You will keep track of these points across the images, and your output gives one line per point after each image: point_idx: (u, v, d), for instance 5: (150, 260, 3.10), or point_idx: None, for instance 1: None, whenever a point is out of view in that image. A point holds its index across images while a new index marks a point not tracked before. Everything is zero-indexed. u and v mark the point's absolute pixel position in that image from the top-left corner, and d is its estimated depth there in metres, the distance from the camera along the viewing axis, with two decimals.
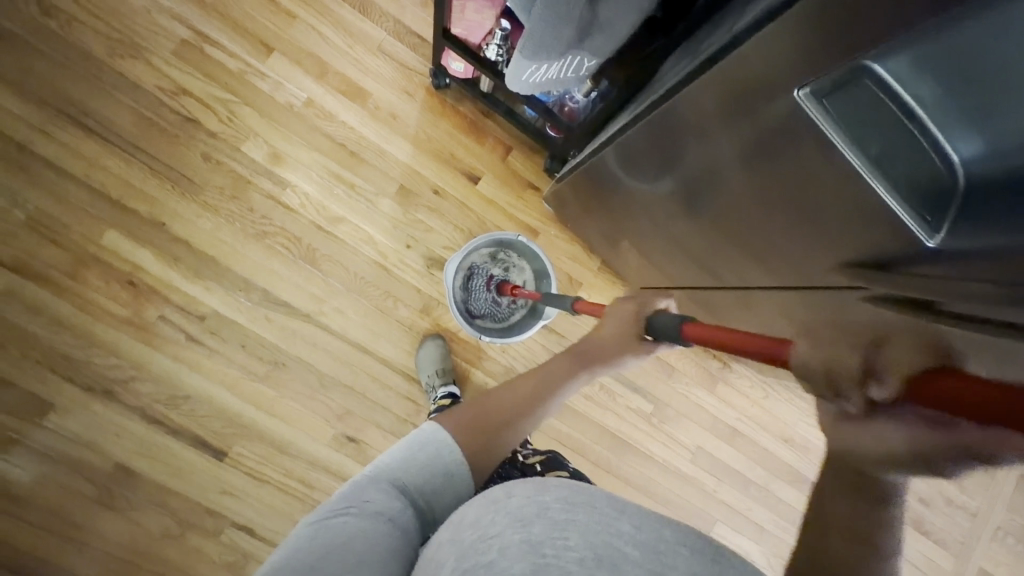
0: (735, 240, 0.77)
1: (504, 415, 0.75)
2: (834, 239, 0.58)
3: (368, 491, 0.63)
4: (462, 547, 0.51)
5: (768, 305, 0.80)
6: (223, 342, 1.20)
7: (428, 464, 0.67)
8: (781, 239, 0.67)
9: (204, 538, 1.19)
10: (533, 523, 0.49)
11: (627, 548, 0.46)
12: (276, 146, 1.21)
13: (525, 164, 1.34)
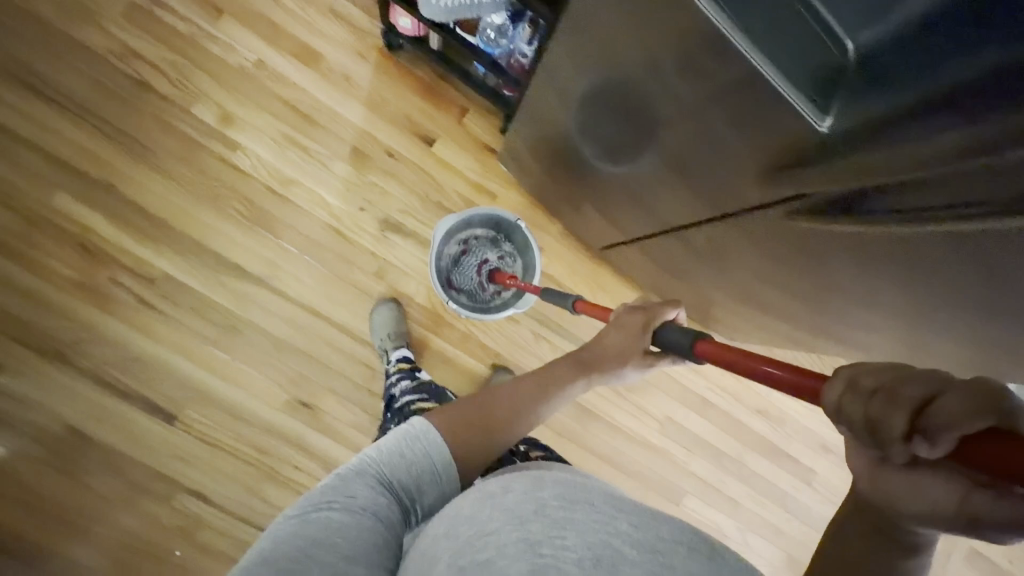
0: (680, 165, 0.80)
1: (506, 411, 0.72)
2: (768, 142, 0.62)
3: (355, 486, 0.60)
4: (456, 542, 0.51)
5: (735, 234, 0.82)
6: (173, 306, 1.18)
7: (419, 460, 0.64)
8: (719, 152, 0.71)
9: (157, 503, 1.19)
10: (530, 520, 0.49)
11: (626, 549, 0.46)
12: (228, 108, 1.21)
13: (482, 126, 1.33)
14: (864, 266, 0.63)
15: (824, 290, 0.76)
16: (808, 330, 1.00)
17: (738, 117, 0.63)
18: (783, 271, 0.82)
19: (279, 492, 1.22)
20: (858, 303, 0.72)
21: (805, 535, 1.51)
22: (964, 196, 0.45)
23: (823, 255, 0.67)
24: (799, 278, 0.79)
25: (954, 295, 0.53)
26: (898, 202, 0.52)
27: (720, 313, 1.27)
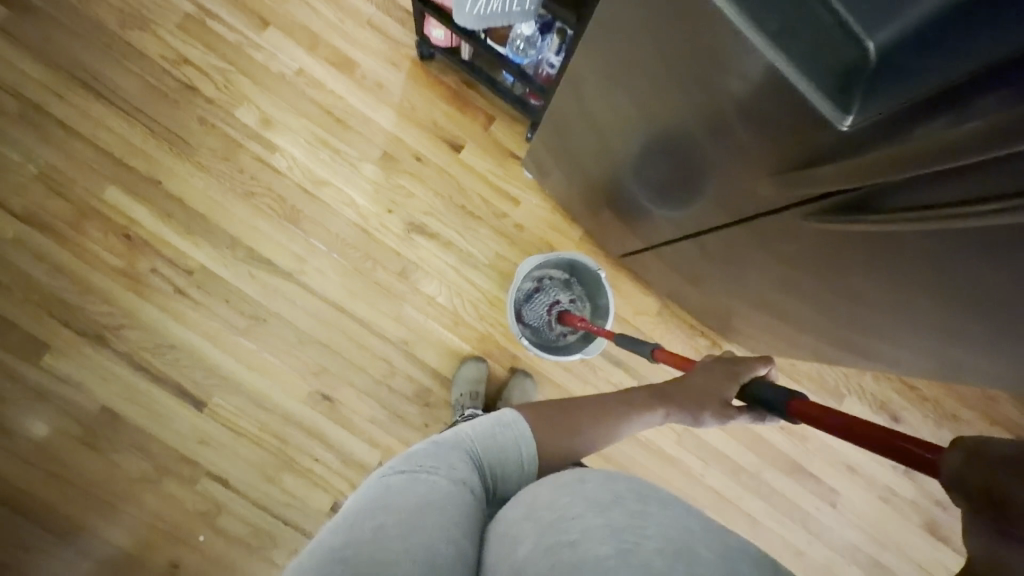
0: (700, 167, 0.82)
1: (590, 423, 0.69)
2: (784, 144, 0.63)
3: (448, 458, 0.59)
4: (538, 525, 0.49)
5: (753, 230, 0.84)
6: (208, 296, 1.25)
7: (507, 446, 0.62)
8: (737, 154, 0.72)
9: (179, 485, 1.23)
10: (611, 509, 0.48)
11: (702, 549, 0.44)
12: (267, 111, 1.28)
13: (507, 133, 1.36)
14: (880, 265, 0.64)
15: (852, 292, 0.76)
16: (827, 338, 0.99)
17: (755, 120, 0.65)
18: (802, 275, 0.83)
19: (296, 481, 1.25)
20: (887, 308, 0.71)
21: (824, 557, 1.46)
22: (993, 187, 0.44)
23: (852, 254, 0.67)
24: (820, 280, 0.80)
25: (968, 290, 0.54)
26: (925, 195, 0.51)
27: (740, 322, 1.26)
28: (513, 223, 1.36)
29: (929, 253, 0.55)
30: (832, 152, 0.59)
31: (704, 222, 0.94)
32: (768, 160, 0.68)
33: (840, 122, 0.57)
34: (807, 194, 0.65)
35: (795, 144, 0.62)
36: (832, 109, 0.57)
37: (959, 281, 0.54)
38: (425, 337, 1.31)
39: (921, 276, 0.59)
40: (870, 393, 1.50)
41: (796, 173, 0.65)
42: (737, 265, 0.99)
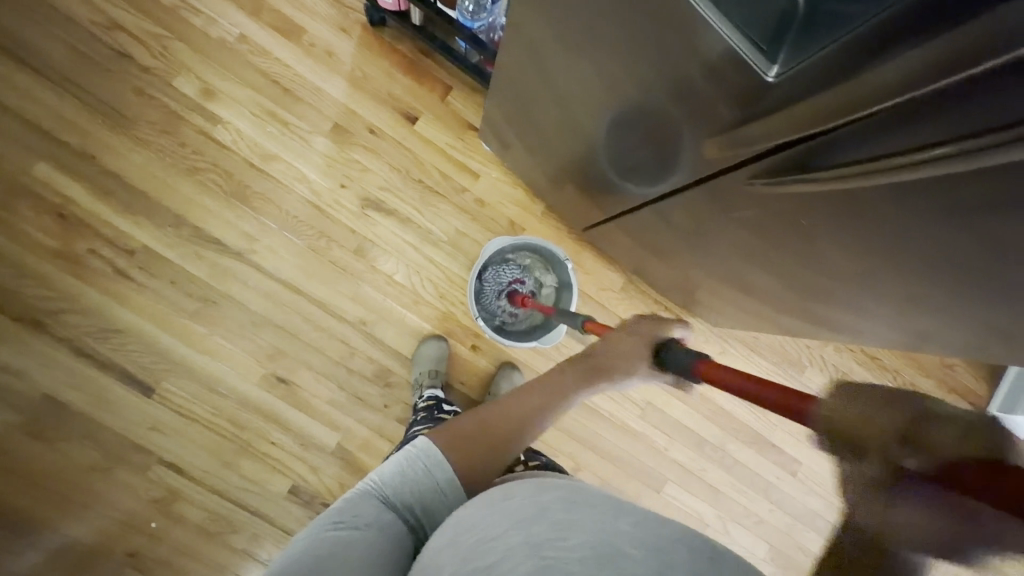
0: (655, 128, 0.80)
1: (506, 426, 0.67)
2: (728, 98, 0.61)
3: (361, 506, 0.59)
4: (460, 552, 0.48)
5: (722, 194, 0.79)
6: (153, 278, 1.20)
7: (421, 481, 0.61)
8: (685, 111, 0.70)
9: (130, 473, 1.19)
10: (532, 524, 0.47)
11: (626, 548, 0.41)
12: (208, 81, 1.22)
13: (465, 104, 1.32)
14: (858, 220, 0.60)
15: (815, 257, 0.75)
16: (784, 306, 0.99)
17: (700, 71, 0.62)
18: (774, 239, 0.79)
19: (254, 466, 1.22)
20: (851, 270, 0.70)
21: (786, 525, 1.49)
22: (944, 129, 0.43)
23: (815, 216, 0.66)
24: (792, 242, 0.76)
25: (957, 236, 0.49)
26: (874, 143, 0.50)
27: (702, 294, 1.25)
28: (473, 198, 1.32)
29: (912, 201, 0.51)
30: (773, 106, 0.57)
31: (665, 189, 0.92)
32: (709, 113, 0.66)
33: (765, 73, 0.54)
34: (753, 154, 0.64)
35: (739, 98, 0.60)
36: (759, 59, 0.54)
37: (928, 236, 0.53)
38: (385, 316, 1.28)
39: (906, 228, 0.55)
40: (832, 364, 1.52)
41: (740, 130, 0.63)
42: (701, 237, 0.98)
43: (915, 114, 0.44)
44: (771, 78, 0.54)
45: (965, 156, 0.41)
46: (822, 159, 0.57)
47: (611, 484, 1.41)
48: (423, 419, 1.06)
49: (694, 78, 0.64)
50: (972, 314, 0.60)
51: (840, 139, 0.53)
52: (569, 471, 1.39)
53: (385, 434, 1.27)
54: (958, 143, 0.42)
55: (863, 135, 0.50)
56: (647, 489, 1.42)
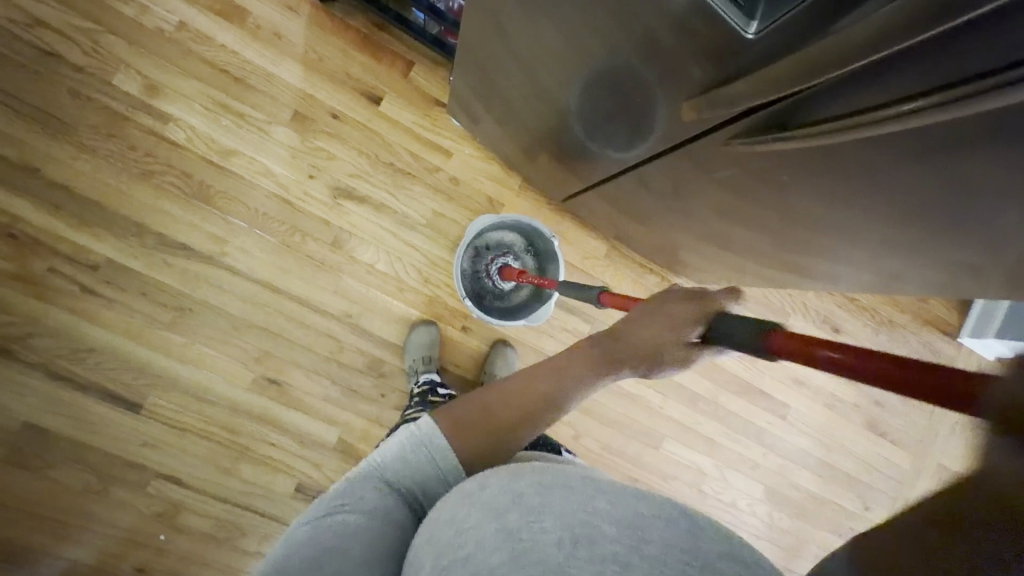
0: (632, 91, 0.77)
1: (513, 412, 0.62)
2: (709, 55, 0.59)
3: (361, 491, 0.58)
4: (438, 545, 0.49)
5: (697, 152, 0.77)
6: (121, 291, 1.14)
7: (421, 466, 0.59)
8: (661, 72, 0.67)
9: (128, 491, 1.17)
10: (507, 511, 0.47)
11: (602, 525, 0.44)
12: (150, 76, 1.14)
13: (429, 79, 1.26)
14: (836, 167, 0.60)
15: (792, 209, 0.75)
16: (767, 259, 1.01)
17: (676, 28, 0.59)
18: (749, 194, 0.79)
19: (255, 470, 1.21)
20: (829, 218, 0.71)
21: (779, 466, 1.56)
22: (932, 79, 0.41)
23: (794, 170, 0.65)
24: (768, 196, 0.76)
25: (936, 174, 0.50)
26: (857, 96, 0.48)
27: (685, 254, 1.26)
28: (447, 177, 1.28)
29: (892, 144, 0.51)
30: (756, 61, 0.54)
31: (643, 151, 0.90)
32: (683, 72, 0.64)
33: (744, 30, 0.52)
34: (732, 113, 0.62)
35: (722, 54, 0.57)
36: (737, 15, 0.52)
37: (912, 176, 0.53)
38: (370, 307, 1.26)
39: (882, 170, 0.55)
40: (814, 309, 1.56)
41: (721, 90, 0.60)
42: (680, 197, 0.97)
43: (901, 65, 0.42)
44: (751, 34, 0.52)
45: (952, 107, 0.40)
46: (807, 114, 0.55)
47: (612, 447, 1.44)
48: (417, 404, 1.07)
49: (671, 36, 0.61)
50: (943, 251, 0.62)
51: (825, 93, 0.51)
52: (570, 439, 1.42)
53: (384, 424, 1.27)
54: (947, 93, 0.40)
55: (849, 88, 0.48)
56: (646, 448, 1.46)
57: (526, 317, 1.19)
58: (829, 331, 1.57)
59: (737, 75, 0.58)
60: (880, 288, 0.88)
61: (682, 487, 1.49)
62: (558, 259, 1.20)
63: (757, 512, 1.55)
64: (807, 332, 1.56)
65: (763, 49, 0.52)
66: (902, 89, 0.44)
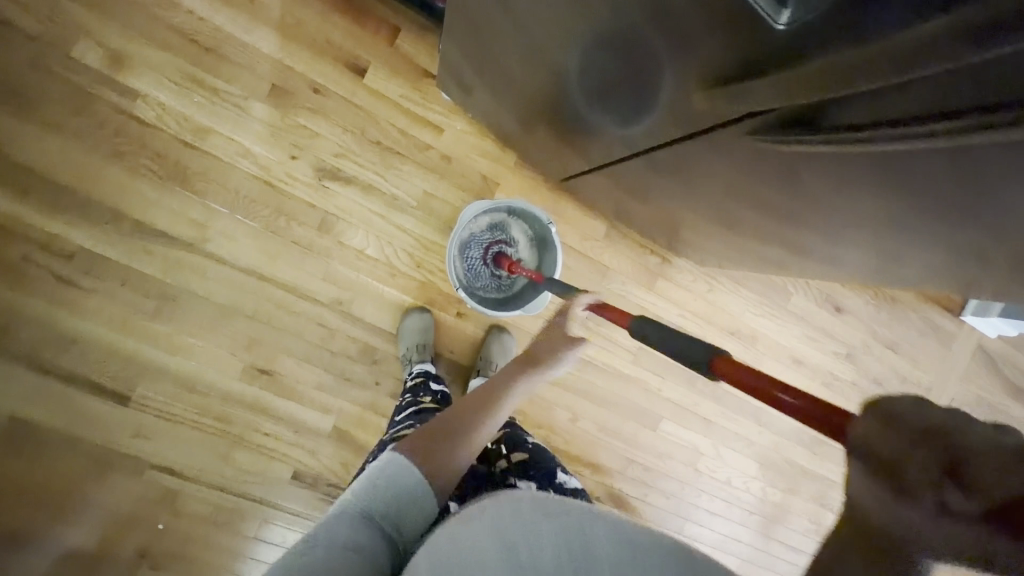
0: (638, 63, 0.69)
1: (456, 429, 0.68)
2: (732, 36, 0.51)
3: (334, 523, 0.56)
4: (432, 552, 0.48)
5: (705, 140, 0.72)
6: (99, 281, 1.09)
7: (400, 491, 0.60)
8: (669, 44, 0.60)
9: (126, 479, 1.16)
10: (508, 527, 0.50)
11: (596, 551, 0.50)
12: (114, 46, 1.05)
13: (417, 47, 1.17)
14: (854, 166, 0.56)
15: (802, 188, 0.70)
16: (775, 245, 0.96)
17: (697, 1, 0.51)
18: (756, 180, 0.75)
19: (251, 458, 1.20)
20: (836, 203, 0.67)
21: (774, 443, 1.58)
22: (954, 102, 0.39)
23: (807, 163, 0.62)
24: (776, 185, 0.72)
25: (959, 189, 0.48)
26: (886, 105, 0.44)
27: (688, 236, 1.21)
28: (438, 155, 1.21)
29: (916, 156, 0.47)
30: (781, 53, 0.47)
31: (649, 126, 0.81)
32: (700, 52, 0.57)
33: (774, 20, 0.45)
34: (755, 109, 0.55)
35: (746, 39, 0.49)
36: (766, 1, 0.44)
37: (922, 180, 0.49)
38: (361, 293, 1.21)
39: (902, 176, 0.52)
40: (815, 287, 1.53)
41: (739, 83, 0.54)
42: (681, 175, 0.91)
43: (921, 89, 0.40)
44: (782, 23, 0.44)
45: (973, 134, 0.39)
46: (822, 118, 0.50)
47: (609, 429, 1.44)
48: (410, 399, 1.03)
49: (692, 10, 0.52)
50: (953, 247, 0.61)
51: (845, 97, 0.47)
52: (568, 422, 1.41)
53: (380, 411, 1.26)
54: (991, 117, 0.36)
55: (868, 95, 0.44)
56: (643, 429, 1.46)
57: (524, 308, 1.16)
58: (830, 310, 1.56)
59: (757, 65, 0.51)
60: (884, 273, 0.87)
61: (678, 466, 1.50)
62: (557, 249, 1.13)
63: (751, 487, 1.57)
64: (808, 310, 1.54)
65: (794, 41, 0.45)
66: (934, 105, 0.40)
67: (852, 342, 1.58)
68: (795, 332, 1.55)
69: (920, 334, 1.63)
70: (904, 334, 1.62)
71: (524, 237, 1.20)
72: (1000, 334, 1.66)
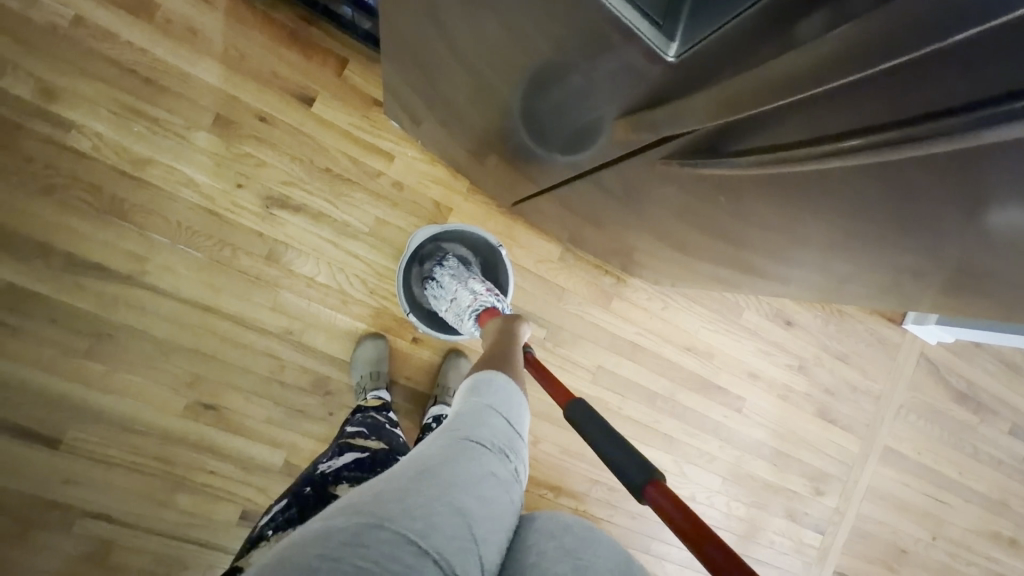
0: (572, 96, 0.70)
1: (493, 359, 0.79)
2: (622, 87, 0.60)
3: (439, 443, 0.58)
4: (497, 514, 0.55)
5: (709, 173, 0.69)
6: (27, 318, 1.04)
7: (487, 421, 0.63)
8: (604, 74, 0.60)
9: (52, 533, 1.07)
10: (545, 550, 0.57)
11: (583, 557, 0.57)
12: (45, 78, 1.02)
13: (366, 77, 1.18)
14: (853, 223, 0.60)
15: (746, 205, 0.72)
16: (719, 259, 1.00)
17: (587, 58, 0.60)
18: (738, 211, 0.76)
19: (194, 500, 1.14)
20: (782, 221, 0.71)
21: (734, 458, 1.58)
22: (943, 97, 0.32)
23: (796, 201, 0.64)
24: (758, 215, 0.73)
25: (930, 258, 0.57)
26: (793, 126, 0.45)
27: (640, 257, 1.24)
28: (390, 182, 1.21)
29: (921, 234, 0.53)
30: (673, 88, 0.53)
31: (567, 157, 0.91)
32: (605, 103, 0.66)
33: (665, 52, 0.51)
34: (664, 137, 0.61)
35: (623, 89, 0.60)
36: (656, 39, 0.51)
37: (874, 179, 0.49)
38: (312, 323, 1.19)
39: (902, 242, 0.57)
40: (766, 303, 1.57)
41: (647, 112, 0.59)
42: (639, 196, 0.91)
43: (886, 88, 0.35)
44: (672, 61, 0.51)
45: (947, 138, 0.33)
46: (749, 140, 0.51)
47: (572, 450, 1.42)
48: (360, 415, 0.99)
49: (583, 65, 0.62)
50: (903, 287, 0.69)
51: (736, 131, 0.52)
52: (530, 446, 1.39)
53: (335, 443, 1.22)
54: (885, 134, 0.37)
55: (806, 111, 0.43)
56: (606, 450, 1.45)
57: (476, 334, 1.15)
58: (781, 325, 1.59)
59: (652, 102, 0.57)
60: (821, 294, 0.95)
61: None
62: (496, 260, 1.18)
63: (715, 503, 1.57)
64: (760, 326, 1.57)
65: (682, 73, 0.51)
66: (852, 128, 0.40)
67: (804, 355, 1.61)
68: (750, 346, 1.58)
69: (869, 345, 1.69)
70: (854, 345, 1.67)
71: (461, 250, 1.17)
72: (941, 341, 1.73)
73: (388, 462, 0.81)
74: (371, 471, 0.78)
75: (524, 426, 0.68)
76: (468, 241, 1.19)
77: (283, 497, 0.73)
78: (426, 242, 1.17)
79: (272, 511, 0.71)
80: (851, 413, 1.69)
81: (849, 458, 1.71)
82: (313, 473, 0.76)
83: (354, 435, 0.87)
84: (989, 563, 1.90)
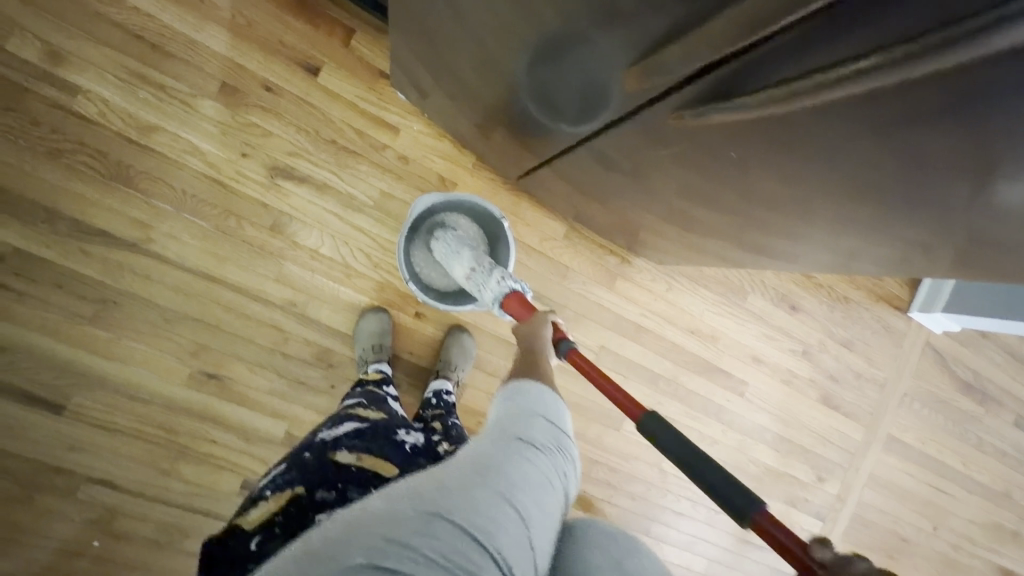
0: (576, 61, 0.70)
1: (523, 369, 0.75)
2: (628, 36, 0.58)
3: (496, 440, 0.56)
4: (549, 518, 0.53)
5: (699, 134, 0.67)
6: (33, 284, 1.05)
7: (535, 423, 0.61)
8: (611, 25, 0.58)
9: (56, 497, 1.08)
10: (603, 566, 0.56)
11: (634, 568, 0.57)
12: (52, 41, 1.02)
13: (372, 48, 1.17)
14: (861, 193, 0.58)
15: (744, 172, 0.70)
16: (725, 238, 0.99)
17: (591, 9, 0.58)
18: (734, 179, 0.73)
19: (197, 469, 1.14)
20: (791, 199, 0.70)
21: (737, 442, 1.58)
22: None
23: (794, 170, 0.62)
24: (753, 181, 0.70)
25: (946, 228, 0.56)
26: (805, 56, 0.45)
27: (645, 235, 1.23)
28: (395, 156, 1.21)
29: (942, 205, 0.52)
30: (682, 25, 0.51)
31: (568, 129, 0.90)
32: (609, 58, 0.64)
33: None
34: (671, 83, 0.60)
35: (628, 38, 0.58)
36: None
37: (889, 154, 0.49)
38: (315, 295, 1.18)
39: (916, 213, 0.56)
40: (771, 287, 1.56)
41: (652, 58, 0.57)
42: (634, 168, 0.90)
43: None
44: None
45: (975, 42, 0.33)
46: (771, 75, 0.50)
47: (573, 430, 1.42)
48: (359, 390, 0.97)
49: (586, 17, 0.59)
50: (910, 260, 0.69)
51: (743, 70, 0.51)
52: None
53: None
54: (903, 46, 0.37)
55: (818, 36, 0.43)
56: (608, 430, 1.45)
57: (477, 303, 1.15)
58: (786, 309, 1.58)
59: (657, 48, 0.56)
60: (826, 271, 0.93)
61: (645, 467, 1.49)
62: (502, 232, 1.16)
63: None
64: (765, 310, 1.57)
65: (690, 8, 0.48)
66: (872, 47, 0.40)
67: (809, 340, 1.60)
68: (755, 331, 1.57)
69: (875, 332, 1.68)
70: (859, 333, 1.66)
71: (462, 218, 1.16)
72: (946, 330, 1.72)
73: (388, 433, 0.79)
74: (371, 441, 0.76)
75: (567, 425, 0.66)
76: (471, 210, 1.17)
77: (283, 462, 0.73)
78: (426, 212, 1.16)
79: (272, 473, 0.72)
80: (856, 400, 1.68)
81: (852, 446, 1.70)
82: (313, 440, 0.75)
83: (355, 407, 0.86)
84: (990, 555, 1.89)
